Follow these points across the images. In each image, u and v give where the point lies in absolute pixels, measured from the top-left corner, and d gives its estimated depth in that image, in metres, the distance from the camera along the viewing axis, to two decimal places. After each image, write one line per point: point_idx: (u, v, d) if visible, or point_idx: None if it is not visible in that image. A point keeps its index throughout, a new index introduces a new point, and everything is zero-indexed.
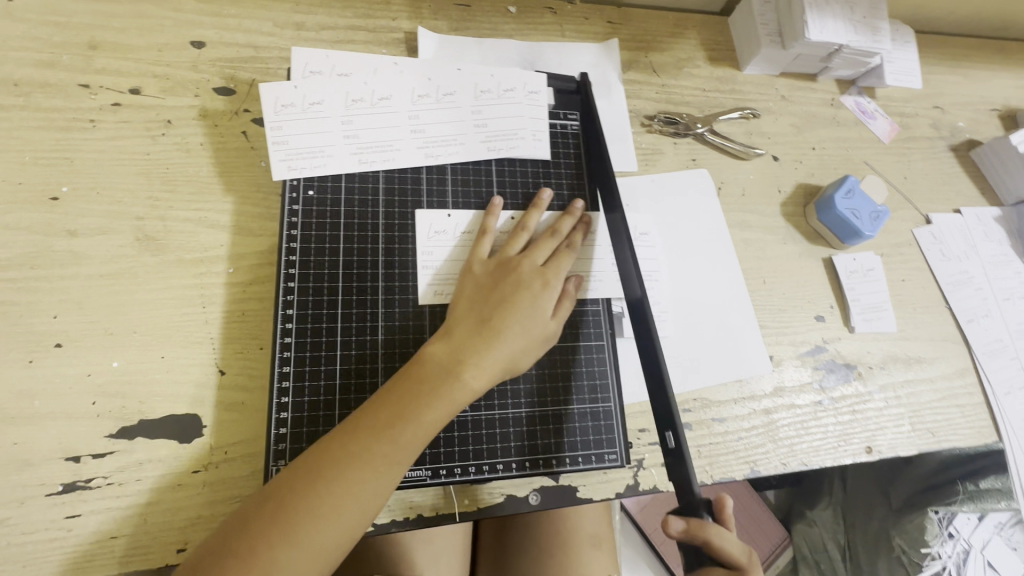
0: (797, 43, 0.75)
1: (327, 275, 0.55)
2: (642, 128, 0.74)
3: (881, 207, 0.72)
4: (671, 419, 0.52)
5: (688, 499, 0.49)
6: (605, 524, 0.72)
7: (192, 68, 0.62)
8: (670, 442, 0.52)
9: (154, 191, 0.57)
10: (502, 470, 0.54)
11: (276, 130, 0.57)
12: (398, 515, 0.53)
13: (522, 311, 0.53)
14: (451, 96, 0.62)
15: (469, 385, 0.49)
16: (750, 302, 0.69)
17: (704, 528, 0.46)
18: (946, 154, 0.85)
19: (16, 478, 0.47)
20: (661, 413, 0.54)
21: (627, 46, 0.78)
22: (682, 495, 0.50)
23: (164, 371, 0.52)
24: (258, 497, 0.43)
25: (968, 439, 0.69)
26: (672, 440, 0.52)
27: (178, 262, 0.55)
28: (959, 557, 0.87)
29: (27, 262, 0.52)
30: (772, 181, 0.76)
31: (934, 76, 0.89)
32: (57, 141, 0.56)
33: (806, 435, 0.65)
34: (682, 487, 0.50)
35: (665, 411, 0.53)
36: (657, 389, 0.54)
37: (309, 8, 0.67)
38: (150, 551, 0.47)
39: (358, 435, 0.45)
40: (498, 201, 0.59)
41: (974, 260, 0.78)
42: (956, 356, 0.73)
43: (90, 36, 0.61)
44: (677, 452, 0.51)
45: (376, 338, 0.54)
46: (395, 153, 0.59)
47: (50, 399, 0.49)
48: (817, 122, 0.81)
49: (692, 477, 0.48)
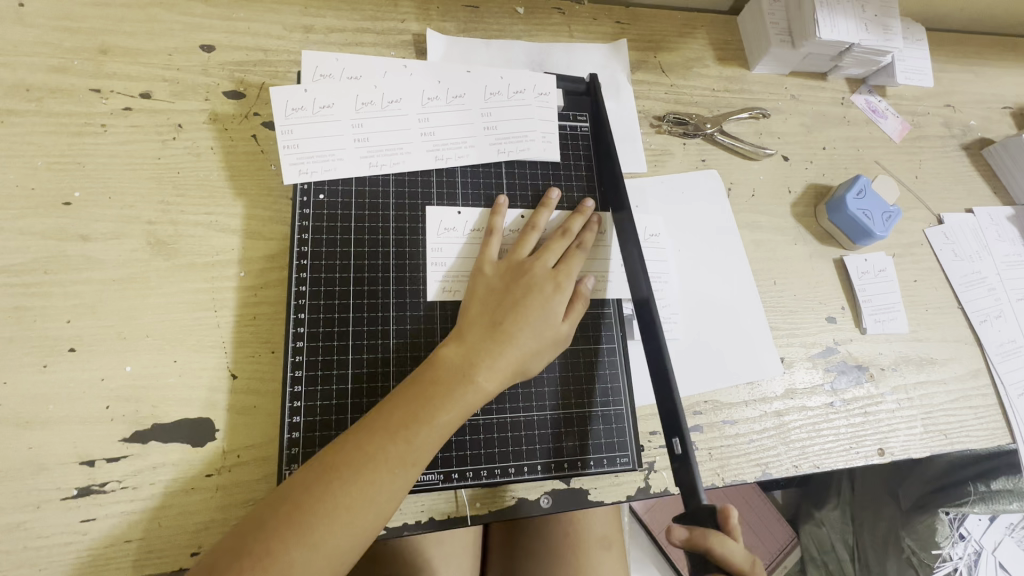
0: (807, 42, 0.74)
1: (338, 278, 0.55)
2: (651, 129, 0.74)
3: (892, 207, 0.72)
4: (676, 424, 0.52)
5: (692, 504, 0.49)
6: (614, 525, 0.72)
7: (202, 72, 0.62)
8: (676, 447, 0.52)
9: (165, 195, 0.57)
10: (513, 473, 0.54)
11: (287, 134, 0.57)
12: (410, 519, 0.53)
13: (534, 314, 0.52)
14: (461, 99, 0.62)
15: (482, 387, 0.49)
16: (761, 304, 0.69)
17: (706, 536, 0.45)
18: (958, 153, 0.84)
19: (32, 482, 0.47)
20: (667, 417, 0.53)
21: (636, 46, 0.77)
22: (687, 501, 0.50)
23: (176, 375, 0.52)
24: (273, 499, 0.43)
25: (981, 441, 0.69)
26: (678, 446, 0.51)
27: (189, 266, 0.56)
28: (969, 559, 0.85)
29: (40, 267, 0.53)
30: (782, 182, 0.76)
31: (945, 74, 0.88)
32: (69, 146, 0.57)
33: (818, 437, 0.65)
34: (687, 492, 0.50)
35: (673, 416, 0.52)
36: (664, 392, 0.54)
37: (318, 11, 0.67)
38: (164, 555, 0.48)
39: (372, 438, 0.45)
40: (504, 200, 0.59)
41: (987, 260, 0.78)
42: (969, 357, 0.72)
43: (100, 41, 0.61)
44: (683, 458, 0.51)
45: (387, 342, 0.54)
46: (405, 156, 0.59)
47: (64, 403, 0.50)
48: (827, 122, 0.80)
49: (697, 482, 0.48)
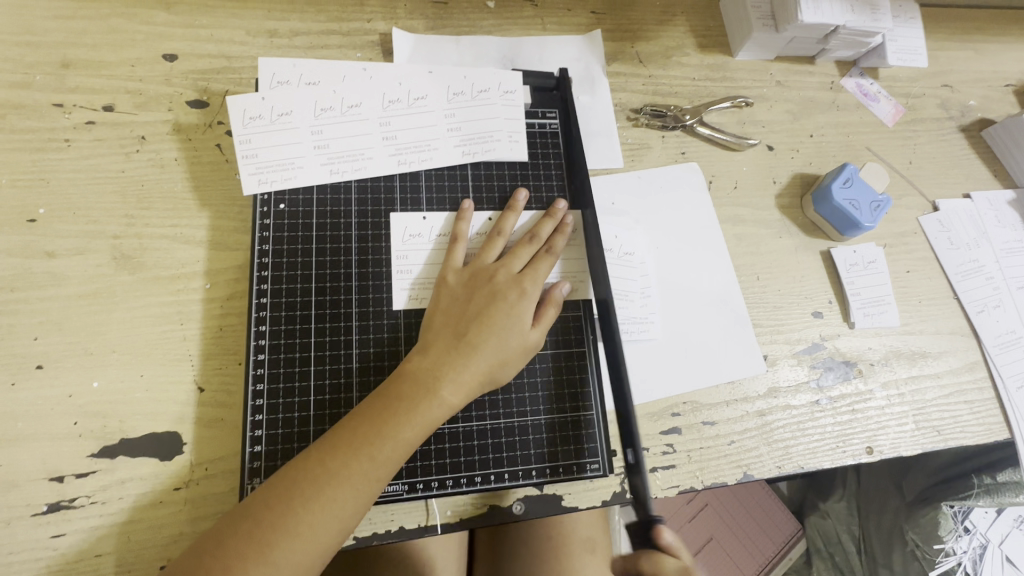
0: (790, 27, 0.71)
1: (300, 289, 0.55)
2: (627, 122, 0.71)
3: (882, 196, 0.69)
4: (631, 436, 0.54)
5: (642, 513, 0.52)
6: (600, 529, 0.70)
7: (165, 82, 0.61)
8: (630, 457, 0.54)
9: (129, 209, 0.57)
10: (480, 482, 0.53)
11: (245, 143, 0.56)
12: (380, 528, 0.52)
13: (500, 323, 0.52)
14: (423, 100, 0.61)
15: (446, 401, 0.48)
16: (742, 299, 0.67)
17: (635, 562, 0.49)
18: (955, 135, 0.80)
19: (2, 499, 0.48)
20: (623, 427, 0.55)
21: (612, 37, 0.75)
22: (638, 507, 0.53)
23: (144, 389, 0.52)
24: (235, 515, 0.43)
25: (976, 436, 0.66)
26: (631, 457, 0.54)
27: (155, 279, 0.55)
28: (975, 553, 0.83)
29: (7, 286, 0.53)
30: (766, 172, 0.73)
31: (943, 52, 0.84)
32: (32, 162, 0.57)
33: (803, 436, 0.63)
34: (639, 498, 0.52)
35: (627, 428, 0.54)
36: (619, 401, 0.55)
37: (281, 14, 0.66)
38: (135, 568, 0.48)
39: (334, 454, 0.45)
40: (469, 204, 0.58)
41: (985, 248, 0.74)
42: (965, 349, 0.70)
43: (62, 54, 0.60)
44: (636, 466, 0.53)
45: (350, 353, 0.54)
46: (367, 161, 0.58)
47: (32, 420, 0.50)
48: (815, 108, 0.77)
49: (647, 492, 0.51)
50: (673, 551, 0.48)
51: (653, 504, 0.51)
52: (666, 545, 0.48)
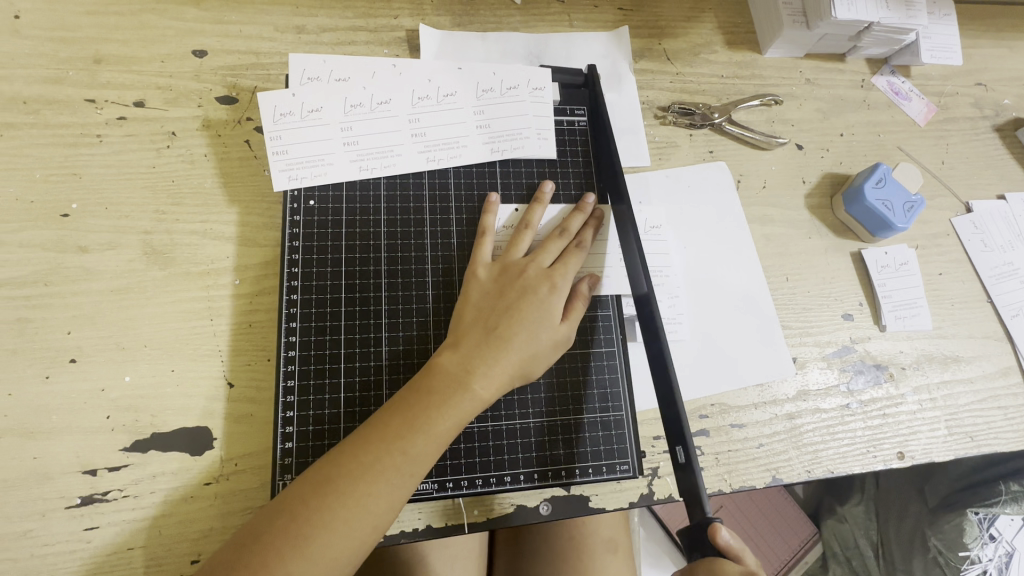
0: (822, 23, 0.70)
1: (330, 286, 0.55)
2: (655, 120, 0.71)
3: (916, 196, 0.68)
4: (680, 431, 0.49)
5: (696, 515, 0.47)
6: (620, 530, 0.70)
7: (195, 77, 0.62)
8: (679, 456, 0.50)
9: (160, 204, 0.57)
10: (510, 482, 0.53)
11: (276, 140, 0.56)
12: (407, 526, 0.52)
13: (528, 316, 0.51)
14: (452, 97, 0.61)
15: (478, 395, 0.48)
16: (772, 300, 0.66)
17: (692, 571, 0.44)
18: (989, 135, 0.78)
19: (37, 491, 0.48)
20: (670, 425, 0.51)
21: (640, 33, 0.74)
22: (691, 511, 0.48)
23: (174, 384, 0.52)
24: (270, 510, 0.43)
25: (1013, 443, 0.64)
26: (682, 454, 0.49)
27: (186, 275, 0.56)
28: (1000, 561, 0.80)
29: (41, 279, 0.53)
30: (795, 171, 0.72)
31: (976, 50, 0.82)
32: (65, 158, 0.57)
33: (833, 441, 0.62)
34: (690, 501, 0.48)
35: (675, 423, 0.50)
36: (666, 399, 0.51)
37: (309, 10, 0.66)
38: (165, 562, 0.48)
39: (368, 449, 0.45)
40: (495, 197, 0.58)
41: (1019, 251, 0.73)
42: (998, 354, 0.68)
43: (94, 50, 0.61)
44: (686, 466, 0.49)
45: (380, 350, 0.54)
46: (396, 158, 0.58)
47: (66, 413, 0.50)
48: (845, 106, 0.76)
49: (701, 489, 0.46)
50: (729, 550, 0.43)
51: (708, 503, 0.45)
52: (724, 545, 0.43)
